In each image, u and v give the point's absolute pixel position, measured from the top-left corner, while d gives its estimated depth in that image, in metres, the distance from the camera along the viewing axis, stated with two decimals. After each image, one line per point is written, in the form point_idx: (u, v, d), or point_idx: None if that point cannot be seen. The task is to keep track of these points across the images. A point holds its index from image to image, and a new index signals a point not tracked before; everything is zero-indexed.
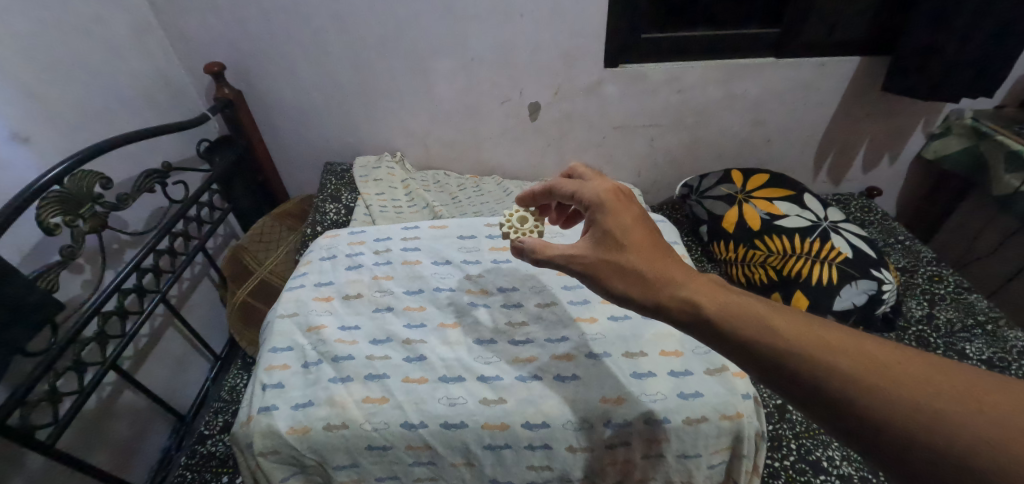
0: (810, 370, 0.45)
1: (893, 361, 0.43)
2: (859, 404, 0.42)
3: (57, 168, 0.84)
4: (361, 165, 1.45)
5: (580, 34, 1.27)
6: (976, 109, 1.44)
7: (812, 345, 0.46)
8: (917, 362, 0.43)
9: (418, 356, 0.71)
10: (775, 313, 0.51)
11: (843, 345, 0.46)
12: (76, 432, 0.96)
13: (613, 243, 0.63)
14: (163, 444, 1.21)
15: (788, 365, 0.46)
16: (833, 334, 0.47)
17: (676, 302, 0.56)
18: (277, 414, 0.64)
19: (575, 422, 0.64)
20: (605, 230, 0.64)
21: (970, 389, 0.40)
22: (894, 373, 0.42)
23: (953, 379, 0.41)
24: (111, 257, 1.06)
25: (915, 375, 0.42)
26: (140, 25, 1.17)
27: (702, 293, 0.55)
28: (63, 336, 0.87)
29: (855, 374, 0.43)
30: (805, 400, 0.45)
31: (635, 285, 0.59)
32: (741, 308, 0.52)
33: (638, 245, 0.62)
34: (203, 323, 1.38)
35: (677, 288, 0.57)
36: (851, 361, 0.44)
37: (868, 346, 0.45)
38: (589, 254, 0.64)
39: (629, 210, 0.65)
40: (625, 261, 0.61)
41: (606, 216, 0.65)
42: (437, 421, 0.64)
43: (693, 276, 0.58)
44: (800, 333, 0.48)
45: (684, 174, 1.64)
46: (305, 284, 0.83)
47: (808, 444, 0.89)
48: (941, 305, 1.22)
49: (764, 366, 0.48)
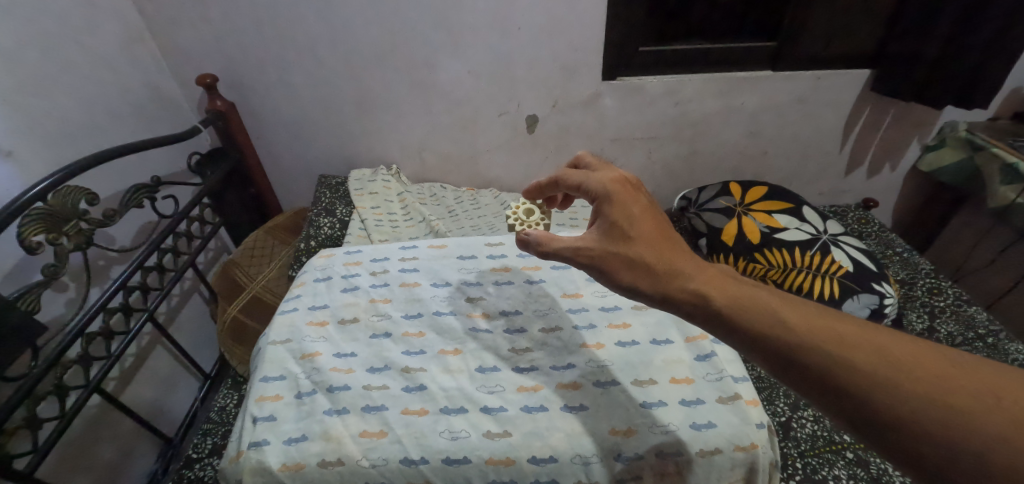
0: (822, 364, 0.43)
1: (908, 355, 0.41)
2: (873, 400, 0.40)
3: (40, 183, 0.81)
4: (356, 179, 1.43)
5: (579, 46, 1.26)
6: (969, 121, 1.45)
7: (825, 338, 0.44)
8: (934, 357, 0.41)
9: (418, 386, 0.69)
10: (787, 304, 0.48)
11: (858, 338, 0.43)
12: (56, 458, 0.91)
13: (620, 234, 0.61)
14: (149, 467, 1.16)
15: (798, 357, 0.44)
16: (846, 327, 0.44)
17: (684, 294, 0.54)
18: (269, 450, 0.61)
19: (584, 455, 0.62)
20: (612, 222, 0.62)
21: (986, 383, 0.38)
22: (909, 368, 0.40)
23: (970, 374, 0.39)
24: (96, 275, 1.02)
25: (932, 370, 0.40)
26: (131, 36, 1.15)
27: (711, 285, 0.53)
28: (46, 359, 0.83)
29: (870, 368, 0.41)
30: (816, 394, 0.43)
31: (644, 279, 0.57)
32: (751, 299, 0.50)
33: (648, 237, 0.60)
34: (191, 341, 1.34)
35: (685, 280, 0.55)
36: (865, 354, 0.42)
37: (882, 339, 0.43)
38: (596, 246, 0.62)
39: (637, 202, 0.63)
40: (633, 253, 0.59)
41: (613, 207, 0.63)
42: (440, 456, 0.61)
43: (702, 268, 0.56)
44: (814, 326, 0.45)
45: (681, 187, 1.63)
46: (298, 307, 0.80)
47: (814, 463, 0.87)
48: (942, 318, 1.21)
49: (773, 358, 0.46)
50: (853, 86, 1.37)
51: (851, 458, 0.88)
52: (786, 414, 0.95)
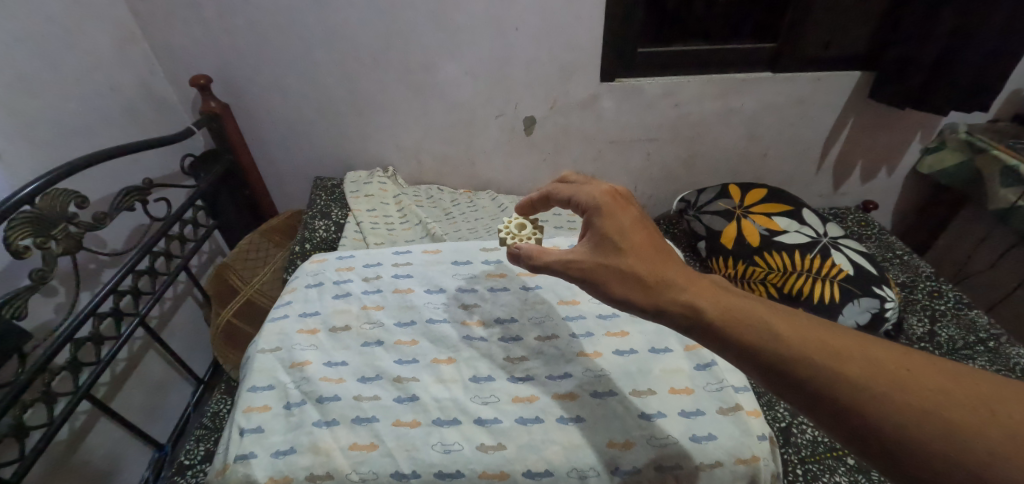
0: (816, 377, 0.41)
1: (902, 366, 0.40)
2: (871, 414, 0.39)
3: (28, 186, 0.79)
4: (352, 181, 1.41)
5: (577, 47, 1.25)
6: (969, 123, 1.45)
7: (819, 351, 0.43)
8: (926, 368, 0.40)
9: (410, 396, 0.67)
10: (778, 315, 0.47)
11: (852, 351, 0.42)
12: (45, 465, 0.90)
13: (610, 246, 0.59)
14: (141, 473, 1.14)
15: (793, 371, 0.43)
16: (838, 338, 0.43)
17: (677, 306, 0.52)
18: (256, 463, 0.59)
19: (580, 469, 0.60)
20: (603, 234, 0.60)
21: (979, 395, 0.38)
22: (903, 379, 0.39)
23: (964, 386, 0.38)
24: (86, 278, 1.00)
25: (926, 382, 0.39)
26: (124, 36, 1.13)
27: (704, 296, 0.51)
28: (32, 366, 0.81)
29: (865, 381, 0.40)
30: (811, 408, 0.42)
31: (636, 291, 0.56)
32: (745, 311, 0.48)
33: (638, 248, 0.58)
34: (184, 345, 1.32)
35: (677, 292, 0.53)
36: (860, 367, 0.41)
37: (875, 350, 0.42)
38: (587, 259, 0.60)
39: (627, 212, 0.62)
40: (624, 264, 0.57)
41: (603, 218, 0.61)
42: (431, 470, 0.59)
43: (694, 279, 0.54)
44: (805, 337, 0.44)
45: (680, 189, 1.62)
46: (288, 314, 0.79)
47: (814, 469, 0.85)
48: (943, 322, 1.19)
49: (767, 373, 0.44)
50: (854, 88, 1.36)
51: (851, 465, 0.87)
52: (786, 419, 0.93)
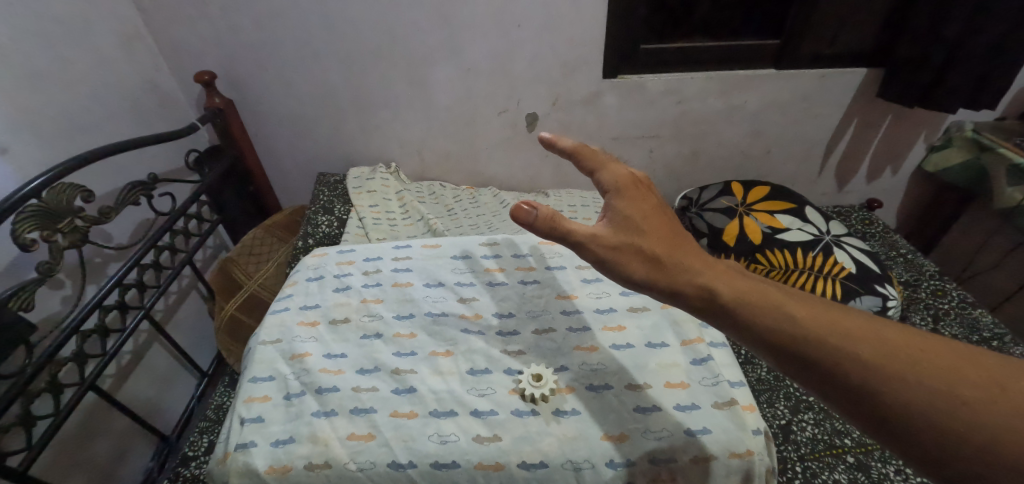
0: (829, 356, 0.43)
1: (917, 348, 0.41)
2: (882, 393, 0.40)
3: (34, 180, 0.80)
4: (355, 176, 1.42)
5: (579, 44, 1.25)
6: (976, 121, 1.43)
7: (833, 332, 0.44)
8: (940, 348, 0.41)
9: (407, 388, 0.68)
10: (793, 299, 0.48)
11: (867, 332, 0.43)
12: (52, 455, 0.91)
13: (631, 226, 0.59)
14: (145, 465, 1.15)
15: (808, 352, 0.44)
16: (853, 320, 0.44)
17: (693, 288, 0.54)
18: (256, 452, 0.60)
19: (574, 461, 0.61)
20: (624, 216, 0.60)
21: (993, 376, 0.39)
22: (918, 360, 0.40)
23: (979, 367, 0.39)
24: (92, 272, 1.02)
25: (940, 363, 0.40)
26: (129, 32, 1.14)
27: (719, 280, 0.53)
28: (39, 357, 0.82)
29: (876, 361, 0.41)
30: (823, 387, 0.43)
31: (654, 272, 0.56)
32: (760, 294, 0.50)
33: (658, 232, 0.59)
34: (188, 338, 1.34)
35: (693, 275, 0.54)
36: (873, 347, 0.42)
37: (892, 333, 0.43)
38: (609, 237, 0.58)
39: (647, 199, 0.62)
40: (644, 247, 0.58)
41: (624, 201, 0.61)
42: (427, 460, 0.60)
43: (711, 264, 0.55)
44: (820, 319, 0.45)
45: (683, 186, 1.61)
46: (289, 307, 0.79)
47: (814, 467, 0.86)
48: (946, 321, 1.19)
49: (780, 353, 0.46)
50: (859, 85, 1.35)
51: (851, 462, 0.86)
52: (786, 417, 0.94)
